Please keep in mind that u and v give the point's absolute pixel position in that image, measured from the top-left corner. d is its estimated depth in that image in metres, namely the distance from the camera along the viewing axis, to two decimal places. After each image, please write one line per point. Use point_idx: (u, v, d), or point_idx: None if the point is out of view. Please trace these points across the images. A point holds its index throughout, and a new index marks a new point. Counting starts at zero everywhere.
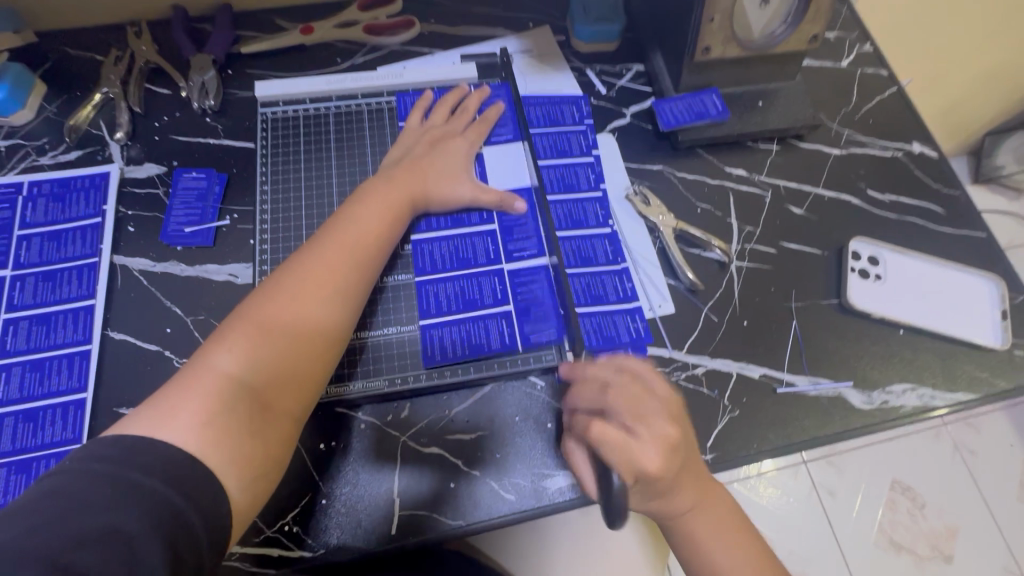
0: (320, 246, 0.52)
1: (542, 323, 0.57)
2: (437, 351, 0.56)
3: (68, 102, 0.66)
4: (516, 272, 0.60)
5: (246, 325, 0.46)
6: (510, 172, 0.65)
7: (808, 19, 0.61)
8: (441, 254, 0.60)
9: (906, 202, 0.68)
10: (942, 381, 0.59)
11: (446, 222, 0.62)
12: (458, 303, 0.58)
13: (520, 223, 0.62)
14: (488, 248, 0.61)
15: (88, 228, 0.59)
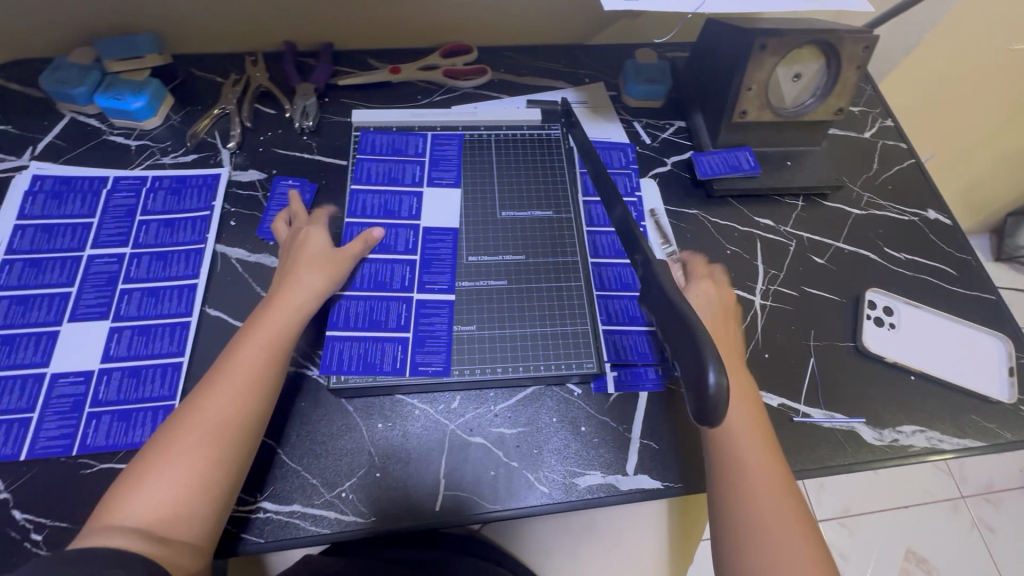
0: (212, 384, 0.51)
1: (427, 351, 0.61)
2: (332, 362, 0.59)
3: (191, 114, 0.77)
4: (423, 304, 0.63)
5: (149, 464, 0.46)
6: (441, 211, 0.69)
7: (834, 93, 0.71)
8: (365, 276, 0.64)
9: (920, 261, 0.75)
10: (951, 427, 0.64)
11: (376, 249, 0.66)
12: (362, 321, 0.62)
13: (438, 258, 0.66)
14: (403, 277, 0.65)
15: (198, 219, 0.69)
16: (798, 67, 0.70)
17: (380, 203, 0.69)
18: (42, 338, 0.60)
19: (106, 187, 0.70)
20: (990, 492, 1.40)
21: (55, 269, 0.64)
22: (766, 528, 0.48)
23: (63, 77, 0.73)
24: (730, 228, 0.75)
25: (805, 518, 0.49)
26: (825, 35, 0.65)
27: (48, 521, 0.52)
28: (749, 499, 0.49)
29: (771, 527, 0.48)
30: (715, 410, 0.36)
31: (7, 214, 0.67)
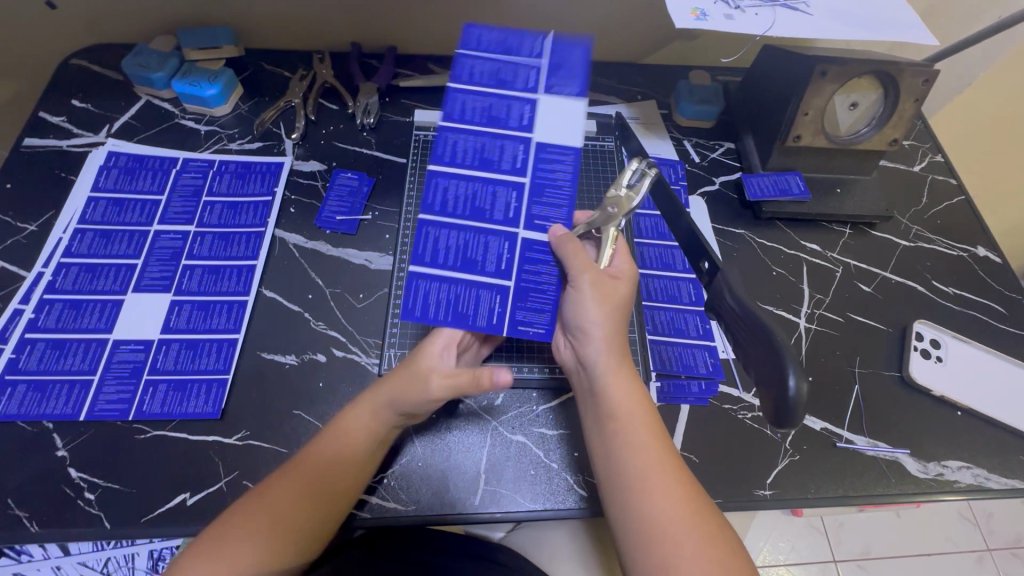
0: (290, 481, 0.49)
1: (532, 310, 0.52)
2: (418, 306, 0.50)
3: (258, 104, 0.81)
4: (530, 243, 0.52)
5: (235, 525, 0.47)
6: (565, 128, 0.53)
7: (890, 124, 0.71)
8: (456, 195, 0.52)
9: (969, 297, 0.74)
10: (997, 466, 0.63)
11: (474, 159, 0.52)
12: (455, 258, 0.51)
13: (553, 181, 0.53)
14: (510, 203, 0.53)
15: (260, 204, 0.71)
16: (855, 96, 0.71)
17: (476, 144, 0.52)
18: (106, 305, 0.62)
19: (175, 168, 0.73)
20: (1018, 547, 1.34)
21: (123, 241, 0.67)
22: (665, 528, 0.45)
23: (143, 61, 0.77)
24: (776, 250, 0.75)
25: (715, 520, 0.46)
26: (885, 66, 0.66)
27: (101, 481, 0.54)
28: (647, 496, 0.46)
29: (675, 526, 0.44)
30: (796, 411, 0.37)
31: (82, 186, 0.70)
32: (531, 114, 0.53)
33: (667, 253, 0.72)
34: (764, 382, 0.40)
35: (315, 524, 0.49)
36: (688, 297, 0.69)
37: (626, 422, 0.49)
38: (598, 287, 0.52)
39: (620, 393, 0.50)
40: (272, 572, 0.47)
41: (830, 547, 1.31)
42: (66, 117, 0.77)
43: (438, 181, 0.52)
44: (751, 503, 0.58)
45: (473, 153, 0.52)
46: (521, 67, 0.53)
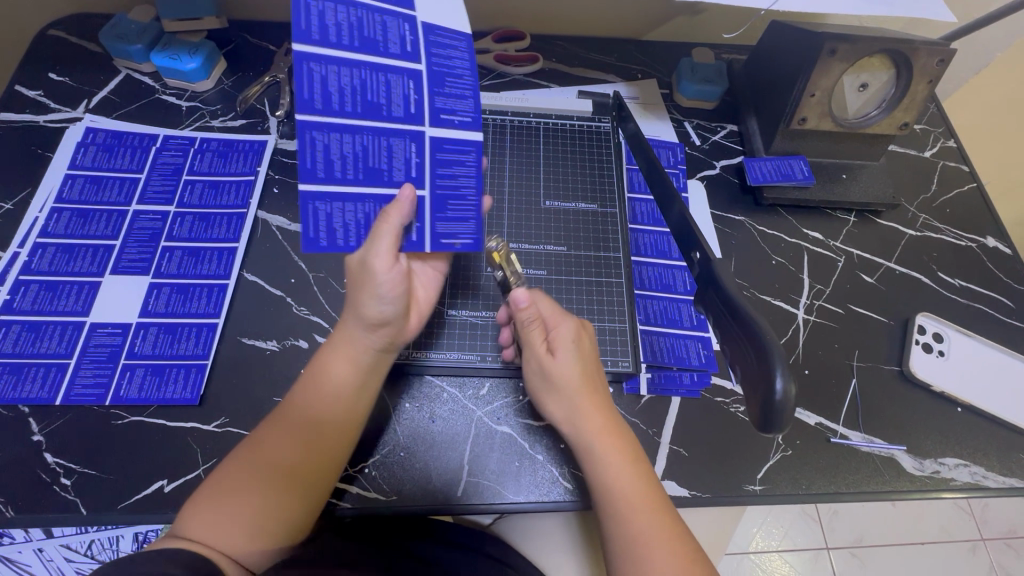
0: (276, 429, 0.49)
1: (454, 219, 0.51)
2: (323, 235, 0.47)
3: (241, 80, 0.77)
4: (439, 142, 0.48)
5: (239, 465, 0.48)
6: (443, 10, 0.47)
7: (901, 107, 0.68)
8: (342, 85, 0.44)
9: (976, 289, 0.72)
10: (996, 464, 0.61)
11: (354, 40, 0.43)
12: (356, 168, 0.46)
13: (454, 71, 0.47)
14: (408, 96, 0.46)
15: (242, 183, 0.69)
16: (866, 76, 0.67)
17: (346, 26, 0.43)
18: (83, 287, 0.61)
19: (155, 145, 0.70)
20: (1011, 537, 1.34)
21: (101, 222, 0.65)
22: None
23: (122, 33, 0.74)
24: (777, 238, 0.73)
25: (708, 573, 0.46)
26: (898, 44, 0.62)
27: (77, 467, 0.53)
28: (644, 567, 0.45)
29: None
30: (782, 412, 0.35)
31: (59, 164, 0.68)
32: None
33: (663, 241, 0.69)
34: (750, 382, 0.37)
35: (309, 465, 0.48)
36: (684, 286, 0.67)
37: (612, 494, 0.48)
38: (545, 375, 0.52)
39: (604, 464, 0.49)
40: (277, 515, 0.47)
41: (823, 534, 1.31)
42: (42, 91, 0.74)
43: (311, 65, 0.42)
44: (748, 498, 0.57)
45: (350, 36, 0.43)
46: None
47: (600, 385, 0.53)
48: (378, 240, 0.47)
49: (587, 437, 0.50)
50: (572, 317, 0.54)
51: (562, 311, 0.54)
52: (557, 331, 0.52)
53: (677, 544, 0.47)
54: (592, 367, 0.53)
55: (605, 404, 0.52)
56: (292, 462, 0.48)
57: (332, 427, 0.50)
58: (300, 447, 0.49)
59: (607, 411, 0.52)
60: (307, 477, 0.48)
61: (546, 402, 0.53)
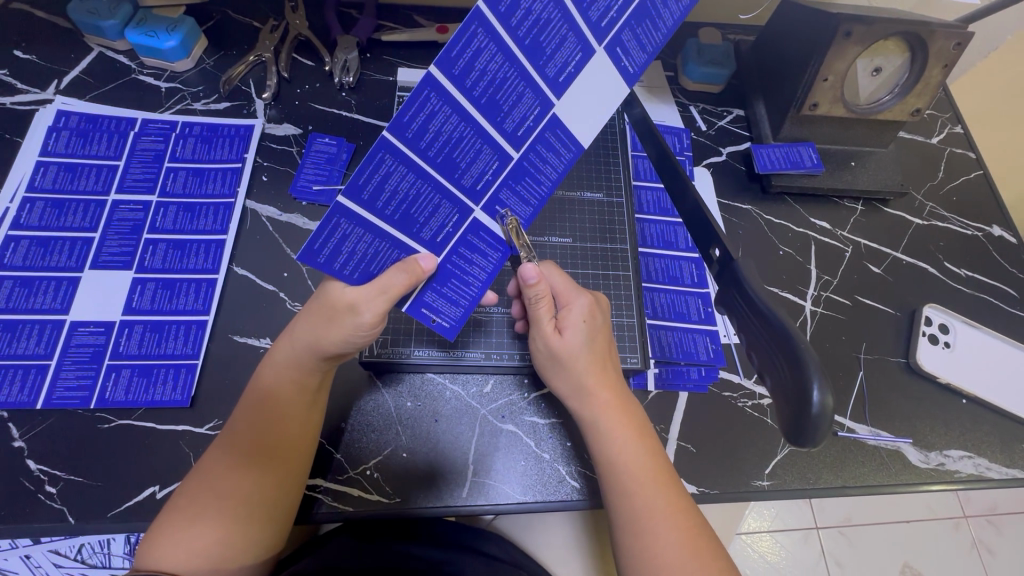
0: (229, 448, 0.45)
1: (446, 298, 0.48)
2: (326, 253, 0.40)
3: (225, 59, 0.73)
4: (478, 226, 0.45)
5: (195, 489, 0.44)
6: (587, 111, 0.42)
7: (914, 93, 0.66)
8: (442, 130, 0.36)
9: (981, 280, 0.71)
10: (999, 455, 0.61)
11: (483, 95, 0.36)
12: (397, 209, 0.40)
13: (537, 175, 0.45)
14: (484, 173, 0.41)
15: (228, 171, 0.65)
16: (879, 60, 0.65)
17: (488, 81, 0.36)
18: (62, 283, 0.57)
19: (134, 130, 0.66)
20: (993, 515, 1.37)
21: (78, 213, 0.61)
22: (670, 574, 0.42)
23: (93, 7, 0.69)
24: (784, 227, 0.71)
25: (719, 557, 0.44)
26: (916, 28, 0.60)
27: (63, 474, 0.50)
28: (647, 543, 0.43)
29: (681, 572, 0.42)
30: (818, 428, 0.34)
31: (29, 149, 0.63)
32: (580, 65, 0.39)
33: (669, 231, 0.67)
34: (781, 393, 0.36)
35: (273, 485, 0.45)
36: (691, 279, 0.65)
37: (615, 469, 0.47)
38: (553, 352, 0.50)
39: (610, 440, 0.48)
40: (249, 540, 0.44)
41: (812, 514, 1.33)
42: (8, 70, 0.69)
43: (429, 93, 0.34)
44: (757, 494, 0.56)
45: (482, 87, 0.36)
46: (565, 44, 0.37)
47: (611, 363, 0.52)
48: (376, 297, 0.43)
49: (594, 411, 0.49)
50: (584, 293, 0.53)
51: (574, 286, 0.53)
52: (568, 309, 0.51)
53: (684, 522, 0.44)
54: (603, 344, 0.52)
55: (615, 380, 0.51)
56: (253, 488, 0.44)
57: (290, 443, 0.47)
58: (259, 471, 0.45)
59: (615, 388, 0.50)
60: (272, 491, 0.45)
61: (553, 380, 0.52)
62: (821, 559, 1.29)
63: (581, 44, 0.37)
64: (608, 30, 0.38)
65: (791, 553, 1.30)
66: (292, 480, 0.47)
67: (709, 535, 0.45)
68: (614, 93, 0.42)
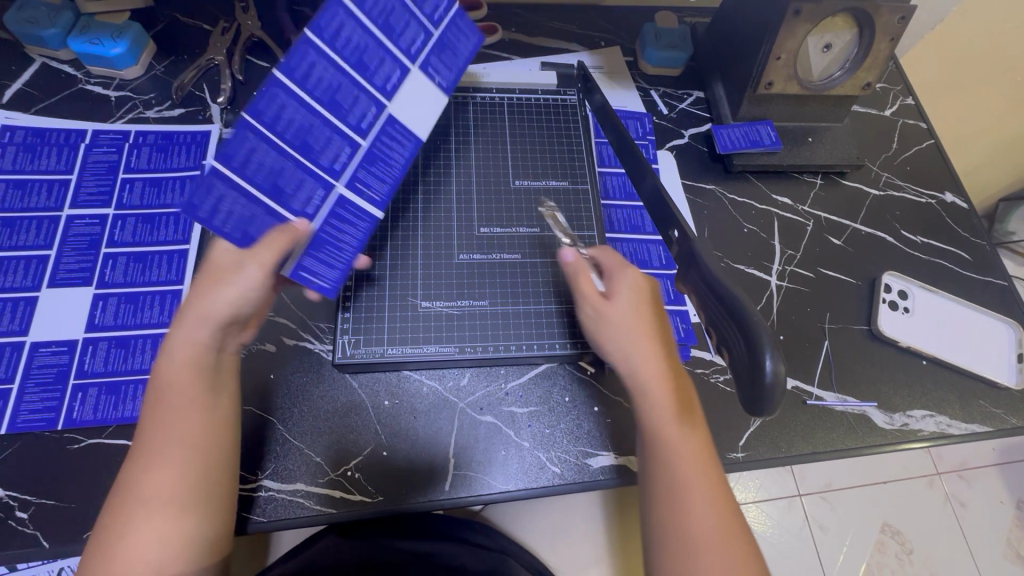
0: (144, 456, 0.44)
1: (321, 261, 0.52)
2: (204, 205, 0.46)
3: (175, 64, 0.71)
4: (341, 202, 0.52)
5: (122, 505, 0.43)
6: (417, 116, 0.53)
7: (864, 67, 0.67)
8: (293, 116, 0.47)
9: (937, 245, 0.74)
10: (959, 412, 0.64)
11: (321, 94, 0.47)
12: (266, 177, 0.48)
13: (388, 159, 0.53)
14: (337, 155, 0.50)
15: (187, 178, 0.64)
16: (829, 37, 0.66)
17: (359, 46, 0.48)
18: (19, 304, 0.56)
19: (84, 142, 0.64)
20: (963, 470, 1.43)
21: (31, 230, 0.59)
22: (699, 546, 0.43)
23: (32, 16, 0.66)
24: (747, 205, 0.73)
25: (744, 535, 0.45)
26: (860, 3, 0.62)
27: (34, 498, 0.49)
28: (681, 513, 0.44)
29: (713, 547, 0.43)
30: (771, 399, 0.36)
31: None
32: (400, 81, 0.51)
33: (636, 215, 0.68)
34: (736, 361, 0.38)
35: (195, 480, 0.44)
36: (659, 261, 0.66)
37: (658, 435, 0.47)
38: (601, 316, 0.51)
39: (654, 407, 0.48)
40: (188, 538, 0.44)
41: (795, 482, 1.38)
42: None
43: (277, 91, 0.46)
44: (733, 466, 0.58)
45: (322, 88, 0.47)
46: (387, 62, 0.50)
47: (665, 330, 0.51)
48: (263, 253, 0.46)
49: (642, 375, 0.49)
50: (634, 267, 0.54)
51: (627, 263, 0.54)
52: (616, 280, 0.52)
53: (718, 496, 0.45)
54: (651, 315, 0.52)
55: (667, 350, 0.50)
56: (177, 486, 0.44)
57: (201, 432, 0.45)
58: (179, 467, 0.44)
59: (666, 356, 0.50)
60: (205, 487, 0.45)
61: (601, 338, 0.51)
62: (805, 524, 1.34)
63: (400, 68, 0.51)
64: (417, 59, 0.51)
65: (777, 521, 1.34)
66: (224, 470, 0.46)
67: (736, 509, 0.46)
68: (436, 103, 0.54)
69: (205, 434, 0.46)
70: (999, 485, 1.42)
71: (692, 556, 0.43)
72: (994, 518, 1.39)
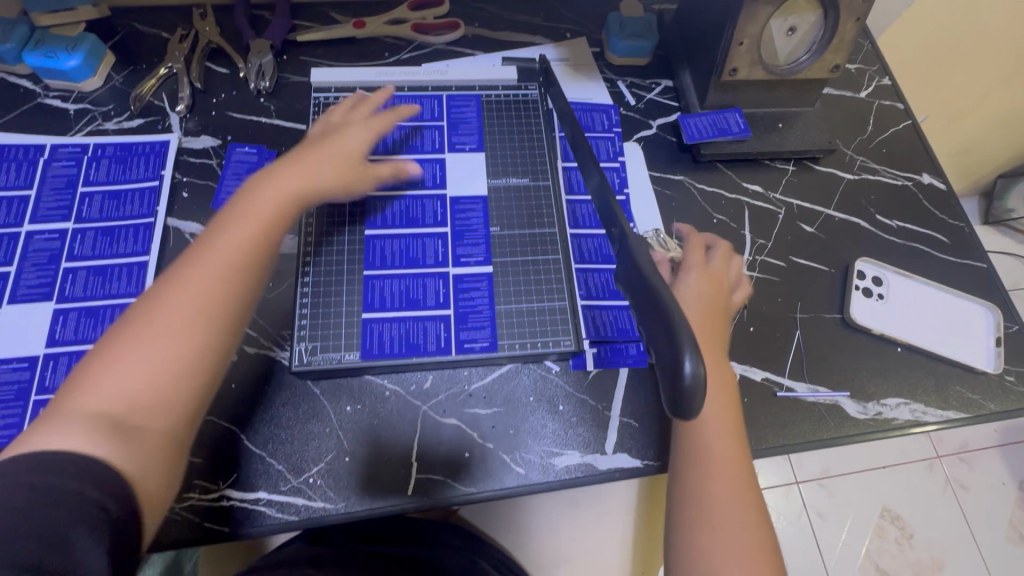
0: (154, 306, 0.45)
1: (474, 330, 0.59)
2: (375, 344, 0.57)
3: (134, 74, 0.71)
4: (460, 277, 0.61)
5: (113, 348, 0.43)
6: (467, 180, 0.66)
7: (831, 49, 0.66)
8: (392, 251, 0.61)
9: (913, 229, 0.72)
10: (934, 400, 0.63)
11: (400, 220, 0.63)
12: (400, 300, 0.59)
13: (470, 228, 0.63)
14: (438, 250, 0.62)
15: (146, 190, 0.63)
16: (794, 19, 0.65)
17: (402, 138, 0.67)
18: None
19: (43, 156, 0.64)
20: (964, 452, 1.41)
21: None
22: (710, 515, 0.48)
23: None
24: (717, 195, 0.71)
25: (759, 519, 0.49)
26: None
27: None
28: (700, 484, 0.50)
29: (722, 516, 0.48)
30: (691, 401, 0.34)
31: None
32: (443, 167, 0.66)
33: None
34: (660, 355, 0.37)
35: (196, 342, 0.45)
36: None
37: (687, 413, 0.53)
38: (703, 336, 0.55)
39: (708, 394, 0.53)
40: (171, 404, 0.43)
41: (792, 469, 1.37)
42: None
43: (375, 242, 0.62)
44: None
45: (404, 216, 0.63)
46: (427, 165, 0.66)
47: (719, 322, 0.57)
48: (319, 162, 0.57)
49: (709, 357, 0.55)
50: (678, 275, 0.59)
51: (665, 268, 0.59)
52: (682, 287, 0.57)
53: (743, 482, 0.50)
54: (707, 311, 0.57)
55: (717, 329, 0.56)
56: (179, 336, 0.44)
57: (218, 301, 0.47)
58: (182, 325, 0.45)
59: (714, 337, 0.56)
60: (200, 350, 0.45)
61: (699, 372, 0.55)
62: (803, 512, 1.33)
63: (439, 159, 0.67)
64: (455, 149, 0.67)
65: (774, 509, 1.33)
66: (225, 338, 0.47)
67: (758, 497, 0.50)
68: (475, 159, 0.67)
69: (216, 302, 0.47)
70: (1000, 466, 1.41)
71: (702, 521, 0.48)
72: (995, 499, 1.37)
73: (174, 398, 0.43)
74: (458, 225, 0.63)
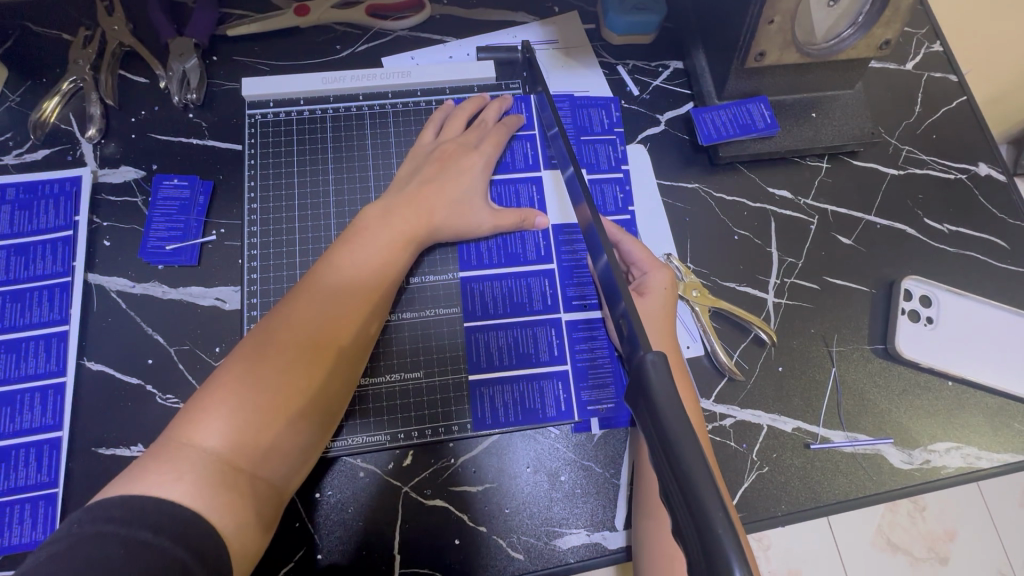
0: (279, 336, 0.42)
1: (596, 391, 0.53)
2: (488, 414, 0.52)
3: (33, 90, 0.58)
4: (574, 323, 0.55)
5: (233, 379, 0.40)
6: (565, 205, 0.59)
7: (882, 22, 0.53)
8: (494, 295, 0.55)
9: (967, 234, 0.62)
10: (989, 441, 0.55)
11: (501, 257, 0.56)
12: (511, 356, 0.53)
13: (580, 264, 0.57)
14: (545, 292, 0.55)
15: (59, 242, 0.53)
16: None
17: None
18: None
19: None
20: None
21: None
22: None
23: None
24: (738, 206, 0.61)
25: None
26: None
27: None
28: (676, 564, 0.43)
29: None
30: None
31: None
32: (540, 191, 0.59)
33: None
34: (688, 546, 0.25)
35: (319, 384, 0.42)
36: None
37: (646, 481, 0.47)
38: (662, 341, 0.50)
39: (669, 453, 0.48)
40: (286, 451, 0.40)
41: None
42: None
43: (472, 284, 0.55)
44: None
45: (502, 250, 0.56)
46: (523, 189, 0.59)
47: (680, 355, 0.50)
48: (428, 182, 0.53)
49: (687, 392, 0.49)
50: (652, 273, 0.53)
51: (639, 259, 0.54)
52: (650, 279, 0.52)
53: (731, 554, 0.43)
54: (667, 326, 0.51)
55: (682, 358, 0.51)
56: (305, 374, 0.42)
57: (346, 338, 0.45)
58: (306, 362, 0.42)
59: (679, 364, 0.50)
60: (320, 393, 0.42)
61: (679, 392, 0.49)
62: None
63: (535, 180, 0.59)
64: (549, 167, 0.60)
65: None
66: (342, 379, 0.44)
67: None
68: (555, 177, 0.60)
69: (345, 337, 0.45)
70: None
71: None
72: None
73: (285, 443, 0.40)
74: (565, 261, 0.57)
